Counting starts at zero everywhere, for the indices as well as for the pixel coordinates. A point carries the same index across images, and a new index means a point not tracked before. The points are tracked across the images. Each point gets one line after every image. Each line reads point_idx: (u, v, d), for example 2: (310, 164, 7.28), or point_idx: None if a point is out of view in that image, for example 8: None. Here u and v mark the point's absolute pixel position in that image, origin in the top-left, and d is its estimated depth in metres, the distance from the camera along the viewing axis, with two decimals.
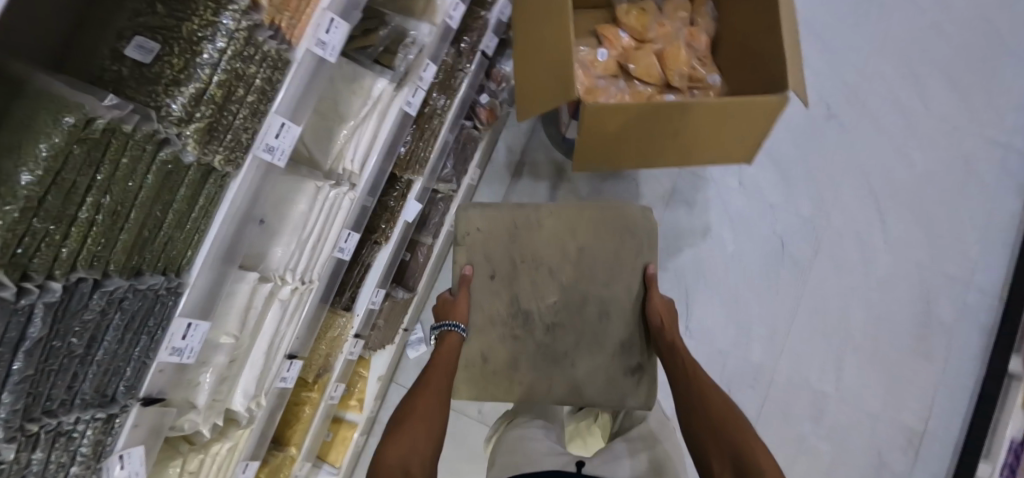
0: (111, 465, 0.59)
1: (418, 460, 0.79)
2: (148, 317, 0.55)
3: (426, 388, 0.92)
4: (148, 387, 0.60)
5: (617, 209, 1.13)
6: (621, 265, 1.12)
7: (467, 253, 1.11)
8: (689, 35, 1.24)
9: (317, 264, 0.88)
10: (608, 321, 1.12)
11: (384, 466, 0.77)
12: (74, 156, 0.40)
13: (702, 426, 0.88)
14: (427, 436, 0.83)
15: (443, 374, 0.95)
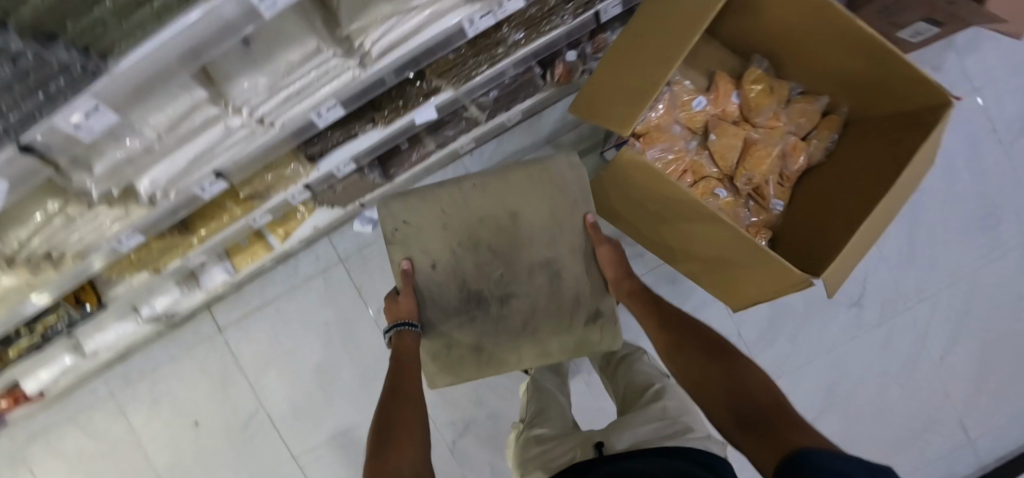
0: None
1: (409, 462, 0.77)
2: (46, 85, 0.49)
3: (402, 404, 0.89)
4: (34, 139, 0.56)
5: (534, 167, 1.11)
6: (557, 229, 1.11)
7: (401, 248, 1.07)
8: (792, 148, 1.09)
9: (284, 115, 0.82)
10: (559, 281, 1.12)
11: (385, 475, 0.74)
12: None
13: (702, 360, 0.91)
14: (407, 440, 0.81)
15: (412, 390, 0.92)
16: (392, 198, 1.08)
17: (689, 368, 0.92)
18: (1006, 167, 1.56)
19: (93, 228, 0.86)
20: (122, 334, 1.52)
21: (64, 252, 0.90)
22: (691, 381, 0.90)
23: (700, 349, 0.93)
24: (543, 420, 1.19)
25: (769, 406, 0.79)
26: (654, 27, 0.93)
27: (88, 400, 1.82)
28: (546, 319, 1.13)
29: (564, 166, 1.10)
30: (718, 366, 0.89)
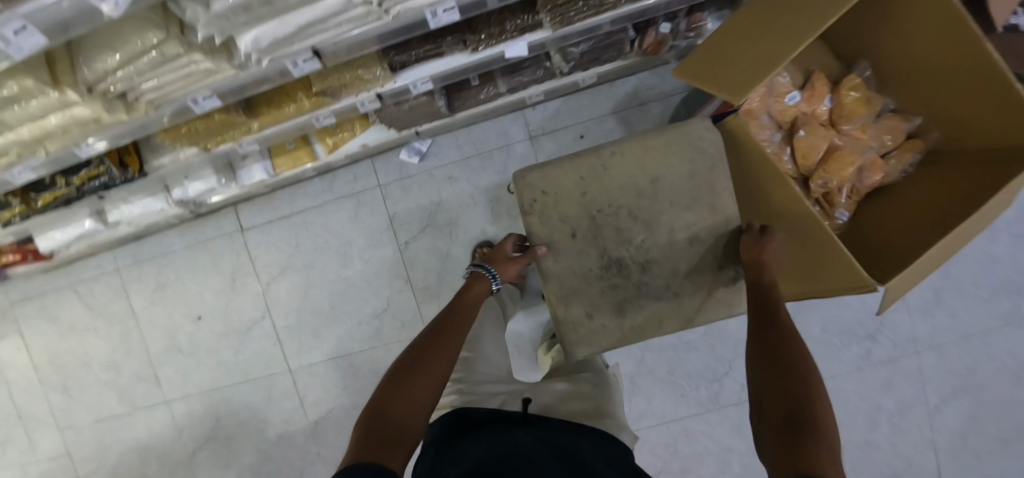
0: None
1: (413, 418, 0.75)
2: None
3: (438, 352, 0.85)
4: None
5: (671, 131, 0.96)
6: (699, 196, 0.95)
7: (540, 220, 0.97)
8: (871, 163, 1.09)
9: (406, 4, 0.80)
10: (700, 247, 0.96)
11: (383, 418, 0.73)
12: None
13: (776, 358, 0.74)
14: (421, 393, 0.78)
15: (451, 341, 0.88)
16: (529, 167, 0.98)
17: (761, 369, 0.74)
18: None
19: (179, 79, 0.84)
20: (149, 211, 1.49)
21: (139, 97, 0.86)
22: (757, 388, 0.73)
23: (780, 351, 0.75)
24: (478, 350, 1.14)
25: (822, 428, 0.61)
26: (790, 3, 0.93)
27: (94, 272, 1.79)
28: (687, 277, 0.96)
29: (701, 128, 0.94)
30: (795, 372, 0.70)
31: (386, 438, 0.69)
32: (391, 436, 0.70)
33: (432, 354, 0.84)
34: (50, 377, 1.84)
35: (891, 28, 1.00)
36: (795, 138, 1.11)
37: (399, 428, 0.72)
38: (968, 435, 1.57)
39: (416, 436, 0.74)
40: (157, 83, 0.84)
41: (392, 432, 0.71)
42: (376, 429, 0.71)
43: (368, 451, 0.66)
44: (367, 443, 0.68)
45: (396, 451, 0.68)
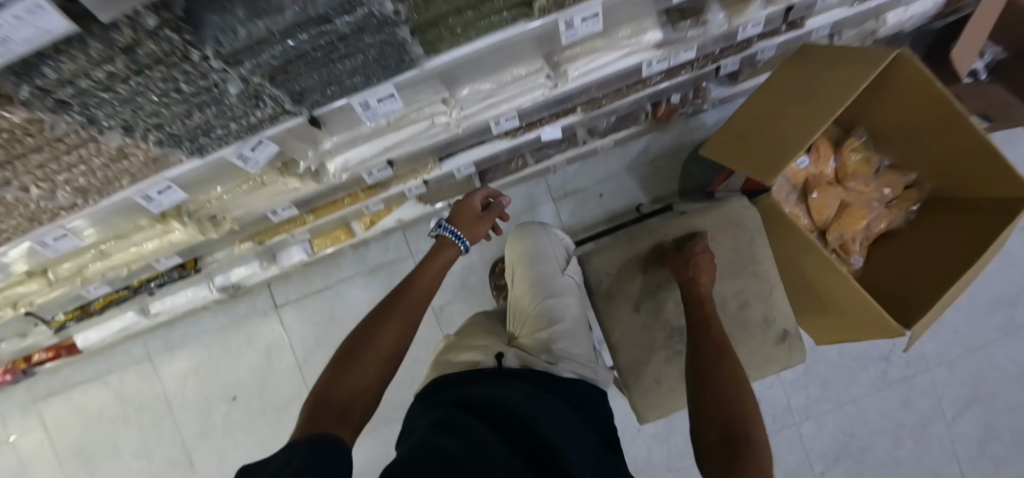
0: (249, 142, 0.62)
1: (361, 387, 0.72)
2: (389, 64, 0.55)
3: (392, 316, 0.81)
4: (324, 111, 0.61)
5: (714, 210, 1.08)
6: (743, 265, 1.08)
7: (606, 298, 1.08)
8: (878, 214, 1.23)
9: (475, 119, 0.89)
10: (749, 309, 1.08)
11: (328, 391, 0.70)
12: None
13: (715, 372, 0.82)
14: (368, 360, 0.75)
15: (407, 307, 0.83)
16: (592, 252, 1.09)
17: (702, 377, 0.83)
18: None
19: (266, 197, 0.90)
20: (191, 300, 1.51)
21: (226, 215, 0.92)
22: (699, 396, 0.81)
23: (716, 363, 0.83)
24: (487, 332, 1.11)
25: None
26: (797, 81, 1.09)
27: (122, 361, 1.75)
28: (740, 337, 1.08)
29: (739, 207, 1.06)
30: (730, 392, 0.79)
31: (335, 405, 0.68)
32: (335, 404, 0.68)
33: (380, 320, 0.80)
34: (76, 474, 1.78)
35: (883, 102, 1.13)
36: (809, 197, 1.22)
37: (352, 394, 0.71)
38: (986, 445, 1.67)
39: (364, 411, 0.71)
40: (246, 202, 0.90)
41: (338, 400, 0.69)
42: (322, 397, 0.70)
43: (310, 424, 0.65)
44: (313, 414, 0.66)
45: (337, 417, 0.67)
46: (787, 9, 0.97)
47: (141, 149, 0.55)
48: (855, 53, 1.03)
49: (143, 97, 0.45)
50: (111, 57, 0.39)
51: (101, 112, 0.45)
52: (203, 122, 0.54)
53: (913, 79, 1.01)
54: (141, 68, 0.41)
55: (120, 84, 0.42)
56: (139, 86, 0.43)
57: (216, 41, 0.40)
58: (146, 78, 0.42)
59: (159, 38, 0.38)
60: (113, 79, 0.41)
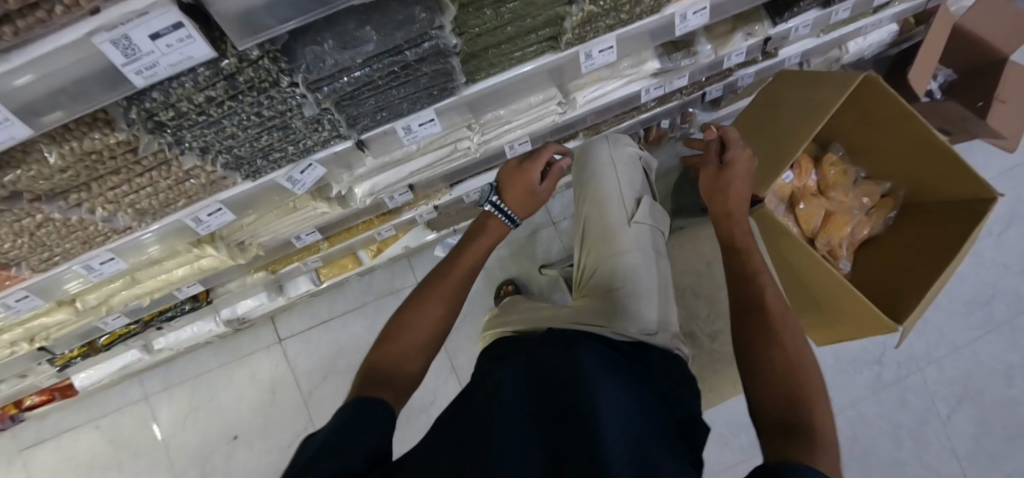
0: (300, 166, 0.67)
1: (406, 359, 0.73)
2: (436, 91, 0.62)
3: (435, 292, 0.80)
4: (372, 135, 0.67)
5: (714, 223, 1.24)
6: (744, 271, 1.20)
7: None
8: (861, 220, 1.32)
9: (493, 143, 0.96)
10: None
11: (375, 362, 0.72)
12: None
13: (757, 343, 0.71)
14: (413, 334, 0.75)
15: (451, 283, 0.81)
16: None
17: (747, 348, 0.72)
18: (1003, 258, 1.83)
19: (294, 222, 0.94)
20: (197, 334, 1.50)
21: (254, 241, 0.96)
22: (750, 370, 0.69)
23: (763, 332, 0.72)
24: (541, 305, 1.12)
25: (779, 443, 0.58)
26: (780, 107, 1.21)
27: (118, 402, 1.71)
28: None
29: None
30: (782, 363, 0.67)
31: (381, 375, 0.69)
32: (380, 374, 0.69)
33: (424, 296, 0.80)
34: None
35: (854, 119, 1.25)
36: (796, 209, 1.31)
37: (396, 365, 0.72)
38: (982, 441, 1.73)
39: (409, 379, 0.72)
40: (276, 228, 0.94)
41: (384, 370, 0.70)
42: (369, 368, 0.71)
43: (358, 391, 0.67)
44: (359, 383, 0.68)
45: (383, 386, 0.68)
46: (764, 40, 1.09)
47: (206, 172, 0.60)
48: (824, 76, 1.14)
49: (227, 121, 0.50)
50: (215, 85, 0.44)
51: (189, 136, 0.50)
52: (267, 145, 0.59)
53: (878, 97, 1.12)
54: (236, 95, 0.47)
55: (214, 110, 0.47)
56: (229, 112, 0.48)
57: (305, 71, 0.46)
58: (237, 104, 0.48)
59: (259, 69, 0.44)
60: (209, 105, 0.46)
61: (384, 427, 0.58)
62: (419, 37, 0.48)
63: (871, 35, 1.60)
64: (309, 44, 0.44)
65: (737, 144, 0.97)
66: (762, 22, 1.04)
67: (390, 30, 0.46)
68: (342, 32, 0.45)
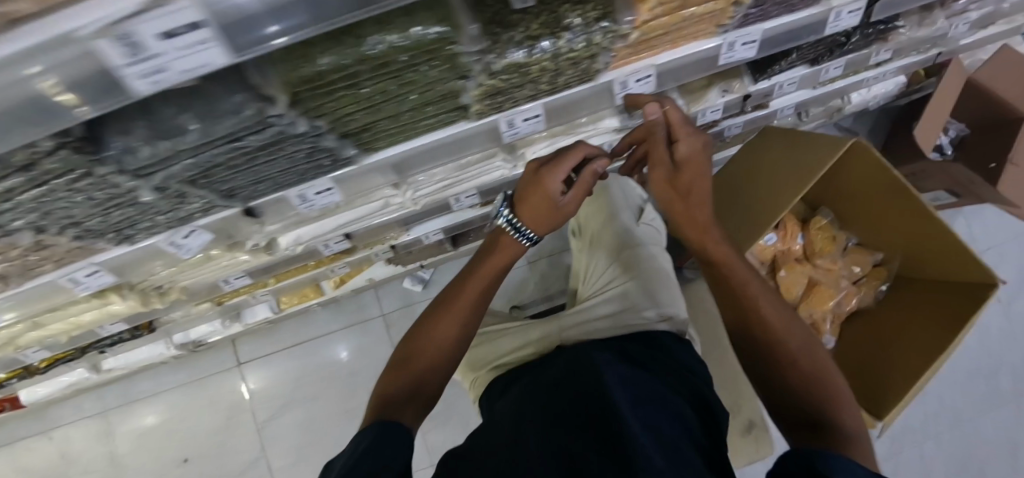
0: (181, 231, 0.61)
1: (420, 380, 0.72)
2: (323, 164, 0.55)
3: (448, 306, 0.76)
4: (262, 203, 0.61)
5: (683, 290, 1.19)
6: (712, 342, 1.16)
7: None
8: (848, 291, 1.22)
9: (433, 197, 0.88)
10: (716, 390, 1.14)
11: (387, 384, 0.72)
12: (404, 56, 0.40)
13: (765, 352, 0.70)
14: (426, 354, 0.73)
15: (466, 296, 0.76)
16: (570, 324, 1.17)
17: (756, 356, 0.71)
18: (1016, 330, 1.68)
19: (215, 268, 0.88)
20: (148, 356, 1.44)
21: (174, 285, 0.90)
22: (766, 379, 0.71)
23: (763, 341, 0.70)
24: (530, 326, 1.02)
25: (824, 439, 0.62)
26: (764, 160, 1.11)
27: (71, 416, 1.64)
28: None
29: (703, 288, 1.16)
30: (791, 369, 0.69)
31: (395, 395, 0.69)
32: (394, 396, 0.69)
33: (437, 313, 0.76)
34: None
35: (845, 185, 1.15)
36: (777, 274, 1.22)
37: (409, 385, 0.71)
38: None
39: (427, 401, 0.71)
40: (196, 273, 0.88)
41: (396, 391, 0.70)
42: (383, 389, 0.71)
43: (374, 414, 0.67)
44: (376, 404, 0.69)
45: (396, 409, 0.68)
46: (743, 97, 1.00)
47: (61, 241, 0.54)
48: (813, 135, 1.04)
49: (50, 204, 0.44)
50: (6, 175, 0.38)
51: (8, 217, 0.44)
52: (127, 217, 0.53)
53: (869, 165, 1.03)
54: (43, 182, 0.41)
55: (21, 195, 0.42)
56: (45, 196, 0.43)
57: (119, 159, 0.40)
58: (50, 190, 0.42)
59: (53, 158, 0.38)
60: (10, 191, 0.41)
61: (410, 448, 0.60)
62: (258, 122, 0.40)
63: (878, 85, 1.49)
64: (115, 133, 0.38)
65: (682, 140, 0.67)
66: (740, 78, 0.95)
67: (216, 119, 0.39)
68: (157, 120, 0.38)
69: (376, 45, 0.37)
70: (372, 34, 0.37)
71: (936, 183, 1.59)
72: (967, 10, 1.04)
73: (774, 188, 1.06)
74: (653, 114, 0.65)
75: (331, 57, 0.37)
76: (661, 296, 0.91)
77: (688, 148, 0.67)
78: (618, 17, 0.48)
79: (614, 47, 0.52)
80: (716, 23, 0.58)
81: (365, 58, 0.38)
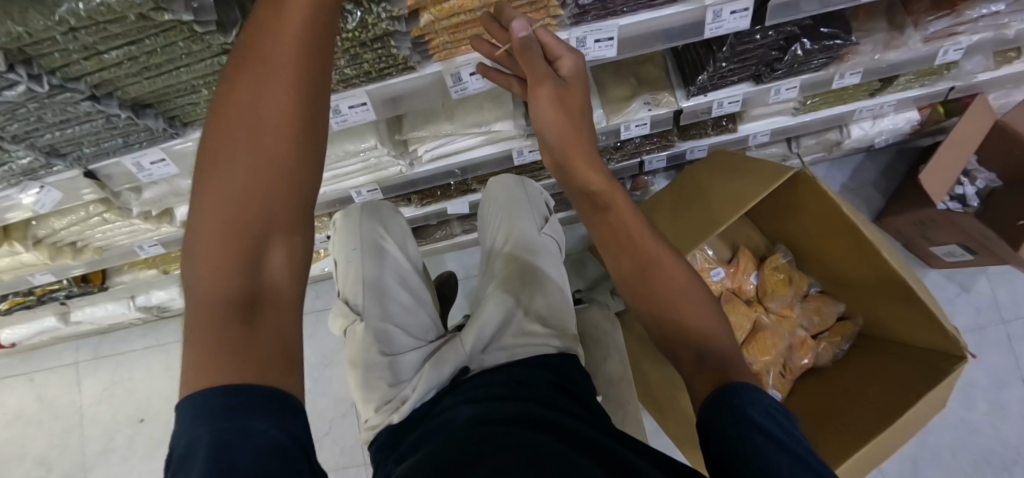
0: (29, 187, 0.64)
1: (268, 241, 0.37)
2: (137, 131, 0.57)
3: (255, 93, 0.37)
4: (100, 166, 0.63)
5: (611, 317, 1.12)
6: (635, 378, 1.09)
7: None
8: (801, 343, 1.09)
9: (333, 187, 0.92)
10: None
11: (197, 279, 0.35)
12: (115, 22, 0.40)
13: (655, 294, 0.53)
14: (246, 196, 0.37)
15: (279, 72, 0.37)
16: None
17: (648, 302, 0.54)
18: None
19: (121, 231, 0.92)
20: (111, 314, 1.51)
21: (89, 244, 0.96)
22: (654, 331, 0.55)
23: (661, 282, 0.53)
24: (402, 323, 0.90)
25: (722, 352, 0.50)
26: (701, 184, 1.02)
27: (54, 363, 1.79)
28: None
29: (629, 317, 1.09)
30: (684, 307, 0.53)
31: (231, 294, 0.35)
32: (226, 300, 0.35)
33: (236, 113, 0.37)
34: None
35: (802, 226, 1.04)
36: None
37: (252, 257, 0.36)
38: None
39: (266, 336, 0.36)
40: (104, 234, 0.92)
41: (223, 295, 0.35)
42: (195, 292, 0.35)
43: (201, 363, 0.33)
44: (198, 330, 0.34)
45: (241, 333, 0.34)
46: (674, 113, 0.92)
47: None
48: (756, 163, 0.93)
49: None
50: None
51: None
52: None
53: (816, 199, 0.93)
54: None
55: None
56: None
57: None
58: None
59: None
60: None
61: (284, 408, 0.33)
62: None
63: (881, 119, 1.34)
64: None
65: (565, 57, 0.54)
66: (668, 92, 0.88)
67: None
68: None
69: (70, 9, 0.37)
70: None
71: (948, 237, 1.41)
72: (955, 30, 0.88)
73: (708, 213, 0.94)
74: (523, 30, 0.48)
75: (26, 22, 0.37)
76: (552, 307, 0.85)
77: (572, 68, 0.54)
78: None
79: (408, 29, 0.51)
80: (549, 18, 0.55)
81: (70, 21, 0.39)
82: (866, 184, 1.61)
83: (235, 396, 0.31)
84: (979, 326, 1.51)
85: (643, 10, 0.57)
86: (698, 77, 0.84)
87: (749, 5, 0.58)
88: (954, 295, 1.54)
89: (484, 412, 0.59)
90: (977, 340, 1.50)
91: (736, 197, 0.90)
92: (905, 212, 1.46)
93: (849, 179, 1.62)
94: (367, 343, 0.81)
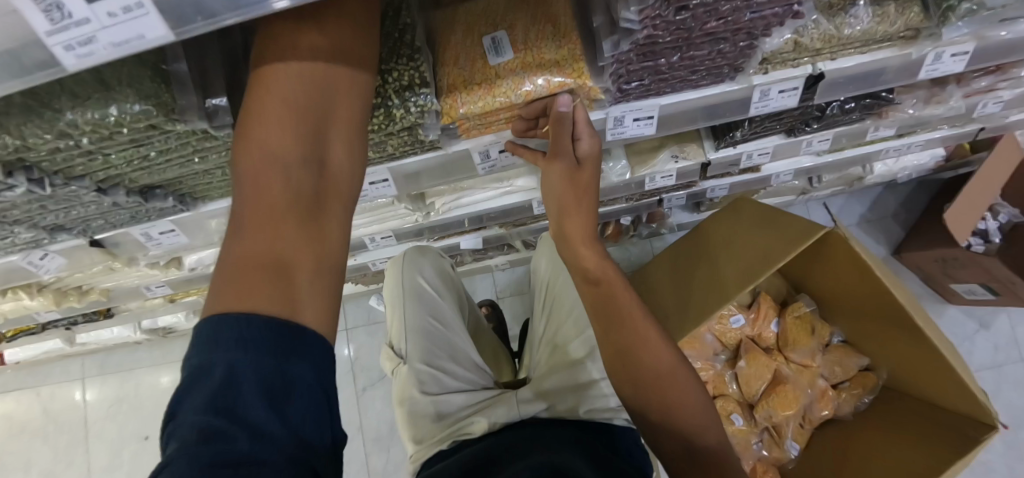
0: (33, 255, 0.62)
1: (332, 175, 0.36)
2: (142, 209, 0.54)
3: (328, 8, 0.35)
4: (105, 233, 0.60)
5: None
6: None
7: None
8: (821, 395, 1.06)
9: None
10: None
11: (245, 204, 0.33)
12: (120, 132, 0.36)
13: (637, 371, 0.56)
14: (308, 132, 0.34)
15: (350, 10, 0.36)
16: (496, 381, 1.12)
17: (635, 384, 0.56)
18: None
19: (126, 275, 0.88)
20: (117, 335, 1.48)
21: (94, 286, 0.93)
22: (640, 421, 0.58)
23: (643, 361, 0.56)
24: (452, 353, 0.85)
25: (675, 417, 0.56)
26: (726, 224, 1.00)
27: (58, 377, 1.75)
28: None
29: None
30: (673, 393, 0.55)
31: (284, 227, 0.32)
32: (273, 234, 0.32)
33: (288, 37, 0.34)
34: None
35: (830, 278, 1.01)
36: (737, 363, 1.11)
37: (307, 205, 0.34)
38: None
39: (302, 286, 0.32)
40: (110, 278, 0.89)
41: (281, 241, 0.32)
42: (246, 217, 0.32)
43: (236, 282, 0.30)
44: (239, 259, 0.31)
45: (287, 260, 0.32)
46: (701, 164, 0.87)
47: None
48: (782, 218, 0.90)
49: None
50: None
51: None
52: None
53: (844, 256, 0.91)
54: None
55: None
56: None
57: None
58: None
59: None
60: None
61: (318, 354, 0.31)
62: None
63: (907, 156, 1.29)
64: None
65: None
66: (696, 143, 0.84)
67: None
68: None
69: (72, 122, 0.34)
70: (57, 114, 0.33)
71: (970, 276, 1.37)
72: (997, 87, 0.83)
73: (744, 252, 0.91)
74: None
75: (24, 136, 0.34)
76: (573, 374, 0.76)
77: None
78: (421, 90, 0.44)
79: (437, 119, 0.47)
80: (588, 100, 0.50)
81: (72, 132, 0.35)
82: (887, 215, 1.58)
83: (287, 323, 0.30)
84: (997, 364, 1.47)
85: (686, 90, 0.53)
86: (730, 134, 0.80)
87: (799, 85, 0.55)
88: (971, 333, 1.50)
89: (543, 433, 0.64)
90: (994, 379, 1.47)
91: (778, 239, 0.87)
92: (927, 249, 1.42)
93: (868, 211, 1.59)
94: (411, 385, 0.79)
